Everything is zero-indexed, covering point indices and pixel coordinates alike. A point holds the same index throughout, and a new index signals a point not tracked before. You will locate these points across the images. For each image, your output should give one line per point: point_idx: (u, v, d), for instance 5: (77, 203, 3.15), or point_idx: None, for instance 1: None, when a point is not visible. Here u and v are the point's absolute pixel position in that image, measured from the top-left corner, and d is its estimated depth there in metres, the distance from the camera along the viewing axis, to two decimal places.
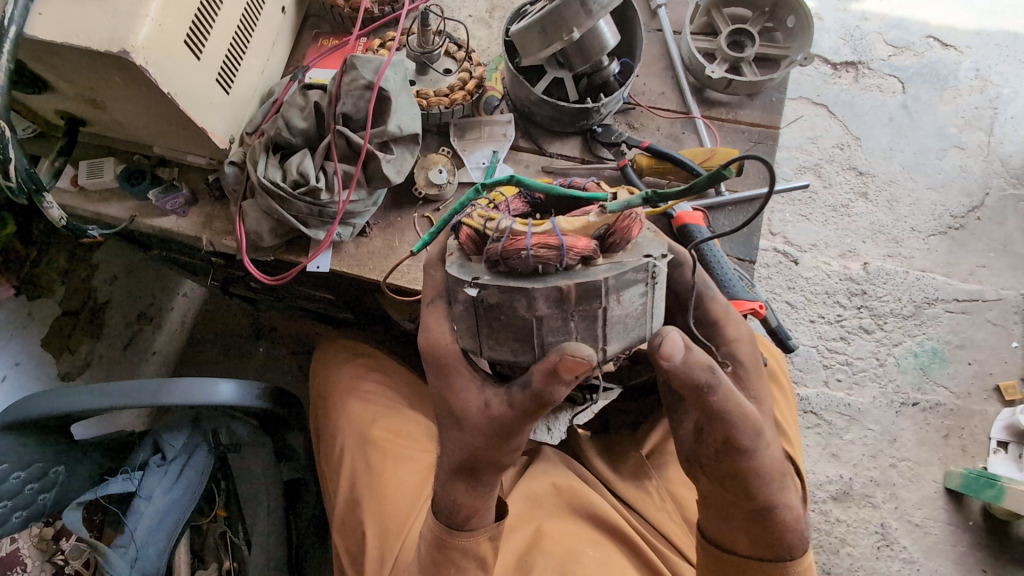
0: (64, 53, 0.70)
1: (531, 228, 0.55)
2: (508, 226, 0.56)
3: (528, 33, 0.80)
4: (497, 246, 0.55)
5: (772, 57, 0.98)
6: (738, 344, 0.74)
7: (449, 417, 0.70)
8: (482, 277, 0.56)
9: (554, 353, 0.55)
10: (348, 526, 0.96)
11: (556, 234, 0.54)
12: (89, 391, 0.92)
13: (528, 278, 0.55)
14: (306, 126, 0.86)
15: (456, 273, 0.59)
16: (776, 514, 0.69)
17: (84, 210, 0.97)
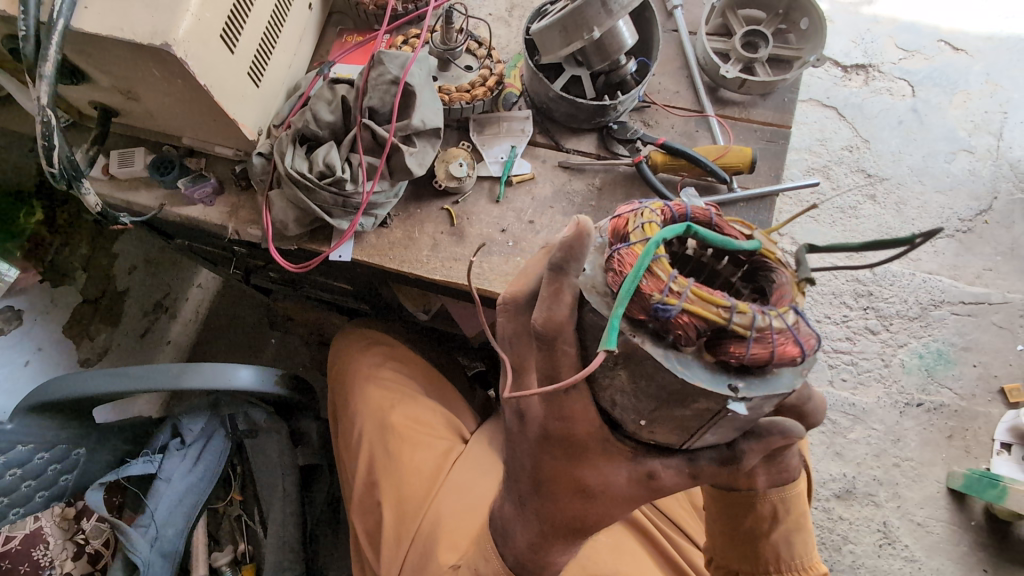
0: (106, 45, 0.73)
1: (785, 320, 0.51)
2: (767, 321, 0.49)
3: (549, 32, 0.83)
4: (770, 348, 0.49)
5: (786, 58, 1.00)
6: None
7: (566, 483, 0.68)
8: (739, 383, 0.50)
9: (780, 435, 0.66)
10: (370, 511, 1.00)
11: (806, 323, 0.52)
12: (108, 374, 0.94)
13: (781, 374, 0.52)
14: (333, 119, 0.88)
15: (706, 380, 0.49)
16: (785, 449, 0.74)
17: (114, 197, 1.00)
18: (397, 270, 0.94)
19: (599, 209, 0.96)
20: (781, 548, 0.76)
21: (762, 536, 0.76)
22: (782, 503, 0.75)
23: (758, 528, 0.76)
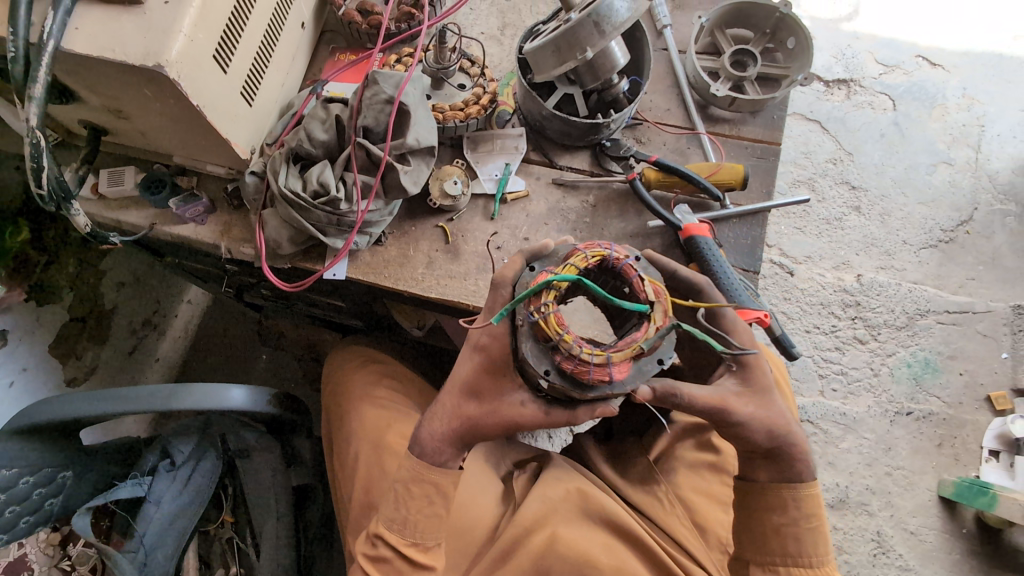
0: (97, 66, 0.72)
1: (605, 358, 0.65)
2: (585, 354, 0.64)
3: (542, 51, 0.83)
4: (575, 368, 0.65)
5: (773, 77, 1.02)
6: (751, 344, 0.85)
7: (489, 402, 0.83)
8: (550, 375, 0.67)
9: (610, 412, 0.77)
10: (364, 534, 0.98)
11: (622, 369, 0.65)
12: (96, 396, 0.93)
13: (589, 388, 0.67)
14: (327, 138, 0.88)
15: (529, 361, 0.68)
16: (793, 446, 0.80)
17: (104, 216, 0.99)
18: (392, 288, 0.93)
19: (593, 225, 0.97)
20: (791, 543, 0.79)
21: (773, 528, 0.81)
22: (793, 499, 0.80)
23: (773, 520, 0.81)
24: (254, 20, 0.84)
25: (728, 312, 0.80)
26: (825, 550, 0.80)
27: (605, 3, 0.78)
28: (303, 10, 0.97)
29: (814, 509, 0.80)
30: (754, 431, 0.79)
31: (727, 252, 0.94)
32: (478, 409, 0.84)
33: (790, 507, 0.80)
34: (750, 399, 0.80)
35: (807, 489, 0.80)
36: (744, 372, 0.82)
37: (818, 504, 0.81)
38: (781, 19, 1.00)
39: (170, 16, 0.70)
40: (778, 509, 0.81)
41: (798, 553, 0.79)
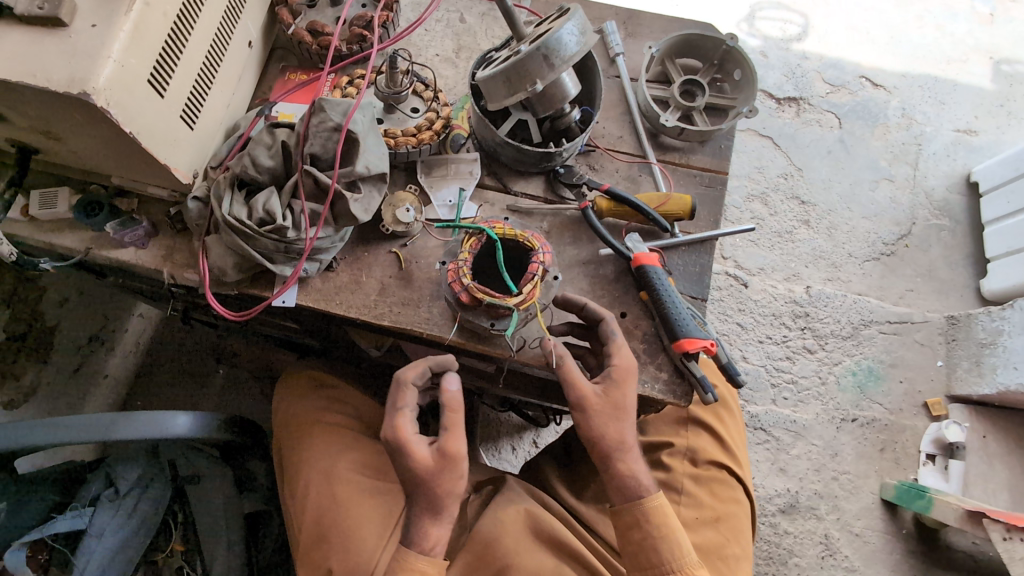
0: (16, 89, 0.68)
1: (465, 278, 0.85)
2: (460, 263, 0.86)
3: (493, 81, 0.83)
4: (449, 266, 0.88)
5: (721, 106, 1.05)
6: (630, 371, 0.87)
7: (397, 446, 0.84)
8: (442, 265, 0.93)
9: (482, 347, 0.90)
10: (315, 535, 0.98)
11: (462, 292, 0.85)
12: (36, 426, 0.91)
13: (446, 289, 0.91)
14: (274, 164, 0.85)
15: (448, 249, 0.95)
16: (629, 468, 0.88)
17: (35, 239, 0.92)
18: (344, 314, 0.91)
19: None
20: (650, 556, 0.87)
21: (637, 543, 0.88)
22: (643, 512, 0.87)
23: (635, 536, 0.88)
24: (194, 40, 0.80)
25: (615, 336, 0.87)
26: (681, 554, 0.86)
27: (554, 36, 0.79)
28: (250, 29, 0.94)
29: (661, 519, 0.87)
30: (596, 436, 0.85)
31: (676, 279, 0.96)
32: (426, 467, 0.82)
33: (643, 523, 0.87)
34: (603, 411, 0.85)
35: (651, 501, 0.88)
36: (614, 384, 0.85)
37: (665, 513, 0.88)
38: (728, 51, 1.03)
39: (99, 41, 0.66)
40: (637, 526, 0.88)
41: (657, 563, 0.86)
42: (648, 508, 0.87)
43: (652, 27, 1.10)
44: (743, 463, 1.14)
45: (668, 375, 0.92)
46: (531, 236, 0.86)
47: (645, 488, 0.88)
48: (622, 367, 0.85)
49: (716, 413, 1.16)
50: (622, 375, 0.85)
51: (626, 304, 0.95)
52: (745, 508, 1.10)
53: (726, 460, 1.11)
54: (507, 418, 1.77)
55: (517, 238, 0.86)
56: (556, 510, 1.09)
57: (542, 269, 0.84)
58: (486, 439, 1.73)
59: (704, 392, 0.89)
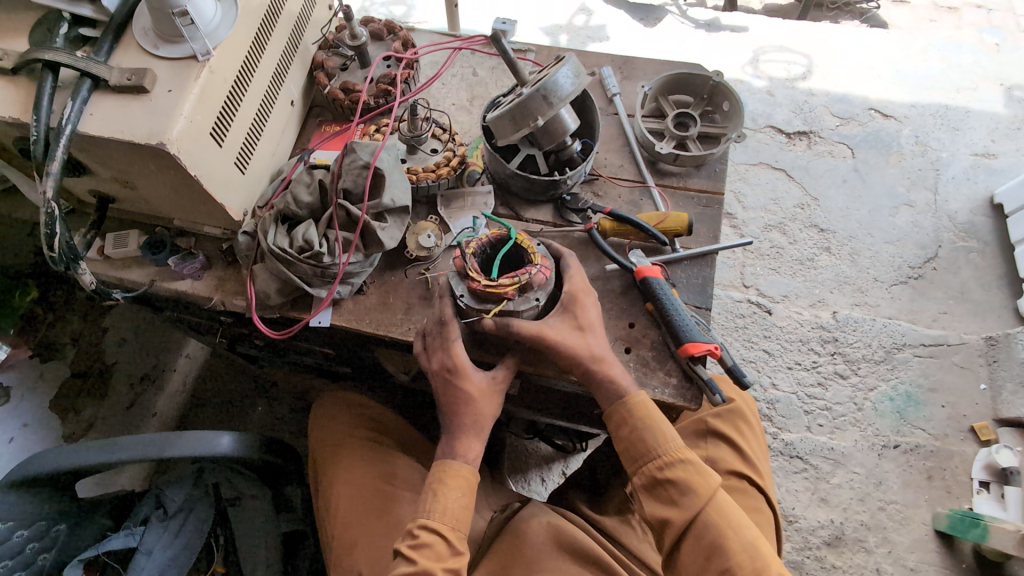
0: (106, 145, 0.82)
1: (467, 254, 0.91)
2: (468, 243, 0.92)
3: (501, 120, 0.94)
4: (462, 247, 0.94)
5: (714, 135, 1.13)
6: (584, 301, 0.93)
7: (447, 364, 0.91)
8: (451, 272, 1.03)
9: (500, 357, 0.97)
10: (347, 539, 1.03)
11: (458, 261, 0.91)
12: (100, 446, 1.02)
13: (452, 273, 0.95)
14: (312, 201, 0.97)
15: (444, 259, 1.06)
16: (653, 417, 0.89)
17: (107, 275, 1.05)
18: (374, 332, 1.00)
19: None
20: (637, 445, 0.89)
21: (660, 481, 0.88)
22: (670, 448, 0.88)
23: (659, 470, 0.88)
24: (248, 99, 0.94)
25: (570, 269, 0.95)
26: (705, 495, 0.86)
27: (551, 79, 0.90)
28: (293, 90, 1.09)
29: (681, 459, 0.88)
30: (567, 357, 0.89)
31: (681, 290, 1.02)
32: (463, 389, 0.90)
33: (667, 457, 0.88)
34: (563, 330, 0.90)
35: (671, 443, 0.88)
36: (567, 307, 0.92)
37: (691, 454, 0.89)
38: (715, 86, 1.13)
39: (174, 102, 0.81)
40: (620, 424, 0.90)
41: (644, 452, 0.89)
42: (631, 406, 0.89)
43: (645, 70, 1.22)
44: (764, 475, 1.12)
45: (678, 380, 0.96)
46: (538, 253, 0.93)
47: (619, 387, 0.90)
48: (571, 289, 0.93)
49: (734, 424, 1.15)
50: (575, 295, 0.93)
51: (633, 315, 1.01)
52: (768, 518, 1.07)
53: (746, 470, 1.10)
54: (536, 448, 1.80)
55: (525, 248, 0.93)
56: (580, 524, 1.10)
57: (529, 279, 0.89)
58: (515, 470, 1.75)
59: (712, 394, 0.94)
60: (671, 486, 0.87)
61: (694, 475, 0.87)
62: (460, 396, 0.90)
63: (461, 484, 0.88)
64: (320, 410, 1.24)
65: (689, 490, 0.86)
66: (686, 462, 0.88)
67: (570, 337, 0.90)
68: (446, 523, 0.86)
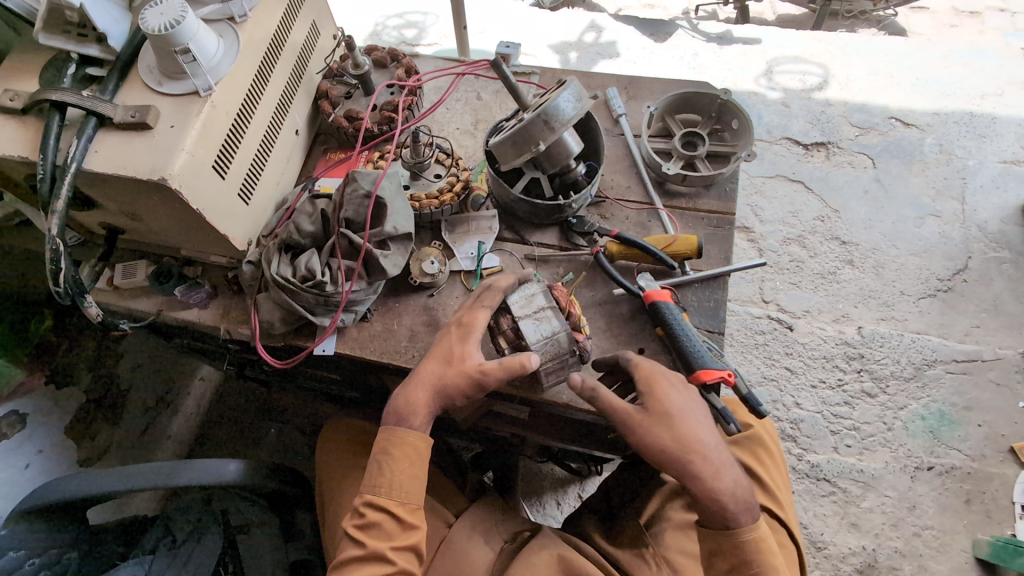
0: (111, 181, 0.83)
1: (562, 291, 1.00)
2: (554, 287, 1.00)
3: (503, 145, 0.93)
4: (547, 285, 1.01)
5: (723, 154, 1.11)
6: (672, 398, 0.87)
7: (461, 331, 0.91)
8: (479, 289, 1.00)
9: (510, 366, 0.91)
10: None
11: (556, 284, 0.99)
12: (108, 475, 1.02)
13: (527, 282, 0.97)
14: (314, 229, 0.96)
15: (448, 288, 1.04)
16: (765, 564, 0.83)
17: (115, 305, 1.05)
18: (378, 360, 0.99)
19: None
20: None
21: None
22: None
23: None
24: (251, 131, 0.95)
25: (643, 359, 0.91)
26: None
27: (552, 104, 0.89)
28: (297, 119, 1.09)
29: None
30: (652, 451, 0.86)
31: (692, 315, 0.99)
32: (455, 348, 0.90)
33: None
34: (646, 421, 0.86)
35: None
36: (649, 393, 0.87)
37: None
38: (723, 104, 1.10)
39: (175, 137, 0.82)
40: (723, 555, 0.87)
41: None
42: (749, 542, 0.84)
43: (651, 89, 1.20)
44: (787, 507, 1.05)
45: None
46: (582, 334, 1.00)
47: (730, 516, 0.85)
48: (648, 376, 0.88)
49: (754, 452, 1.09)
50: (653, 384, 0.87)
51: (642, 340, 0.98)
52: (791, 554, 1.00)
53: (767, 502, 1.04)
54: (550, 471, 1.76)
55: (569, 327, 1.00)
56: (592, 556, 1.06)
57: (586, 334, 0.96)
58: (529, 494, 1.71)
59: (726, 423, 0.92)
60: None
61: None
62: (445, 356, 0.90)
63: (410, 453, 0.87)
64: (324, 439, 1.22)
65: None
66: None
67: (652, 429, 0.86)
68: (394, 497, 0.85)
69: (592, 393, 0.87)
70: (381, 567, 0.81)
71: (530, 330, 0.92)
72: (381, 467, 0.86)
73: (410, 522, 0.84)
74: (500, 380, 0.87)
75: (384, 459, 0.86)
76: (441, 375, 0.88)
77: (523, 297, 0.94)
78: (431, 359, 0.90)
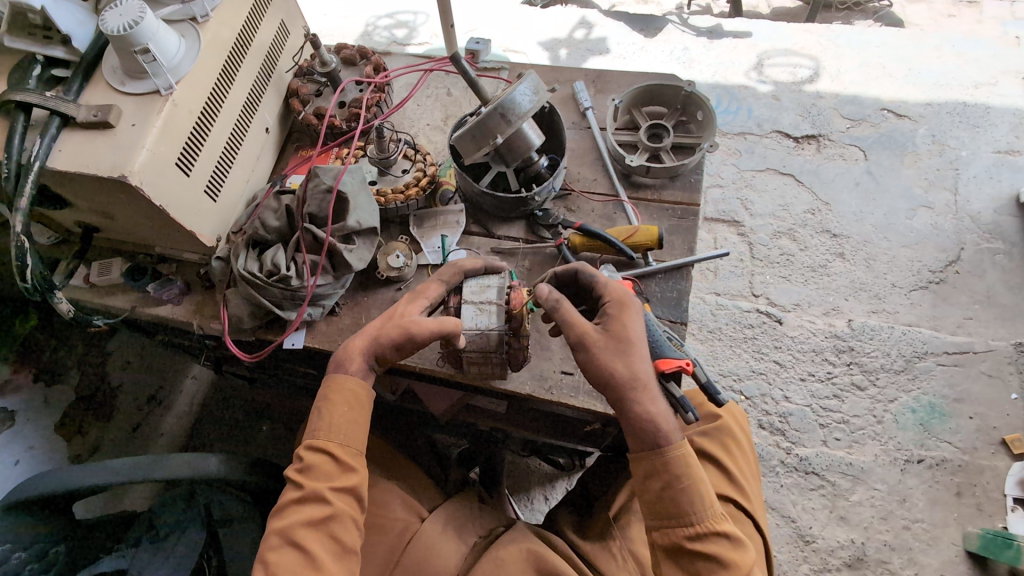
0: (76, 179, 0.85)
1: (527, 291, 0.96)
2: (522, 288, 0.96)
3: (463, 139, 0.94)
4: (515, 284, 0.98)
5: (689, 145, 1.11)
6: (632, 322, 0.89)
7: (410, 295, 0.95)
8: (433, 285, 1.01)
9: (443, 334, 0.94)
10: None
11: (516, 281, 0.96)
12: (88, 468, 1.03)
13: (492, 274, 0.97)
14: (280, 225, 0.99)
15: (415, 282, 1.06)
16: (690, 482, 0.82)
17: (92, 302, 1.08)
18: None
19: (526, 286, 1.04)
20: (673, 503, 0.82)
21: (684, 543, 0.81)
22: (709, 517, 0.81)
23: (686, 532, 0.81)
24: (216, 128, 0.97)
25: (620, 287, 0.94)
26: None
27: (508, 96, 0.90)
28: (267, 117, 1.11)
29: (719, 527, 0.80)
30: (602, 373, 0.86)
31: (654, 305, 1.00)
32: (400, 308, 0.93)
33: (702, 524, 0.81)
34: (606, 344, 0.87)
35: (711, 511, 0.81)
36: (615, 316, 0.89)
37: (723, 526, 0.81)
38: (688, 96, 1.11)
39: (136, 135, 0.84)
40: (658, 475, 0.84)
41: (680, 514, 0.82)
42: (676, 458, 0.84)
43: (619, 82, 1.20)
44: (754, 500, 1.06)
45: None
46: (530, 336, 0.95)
47: (665, 434, 0.85)
48: (617, 301, 0.90)
49: (722, 444, 1.09)
50: (620, 310, 0.89)
51: None
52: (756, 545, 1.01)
53: (733, 494, 1.04)
54: (538, 466, 1.77)
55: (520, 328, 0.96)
56: (563, 547, 1.07)
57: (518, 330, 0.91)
58: (518, 490, 1.72)
59: (685, 412, 0.91)
60: (699, 558, 0.80)
61: (728, 548, 0.80)
62: (389, 316, 0.93)
63: (350, 398, 0.90)
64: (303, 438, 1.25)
65: (719, 565, 0.78)
66: (722, 535, 0.81)
67: (606, 347, 0.87)
68: (333, 439, 0.87)
69: (553, 304, 0.89)
70: (318, 507, 0.83)
71: (469, 316, 0.92)
72: (321, 413, 0.89)
73: (347, 465, 0.87)
74: (430, 336, 0.88)
75: (322, 405, 0.89)
76: (379, 329, 0.92)
77: (478, 287, 0.94)
78: (378, 320, 0.94)
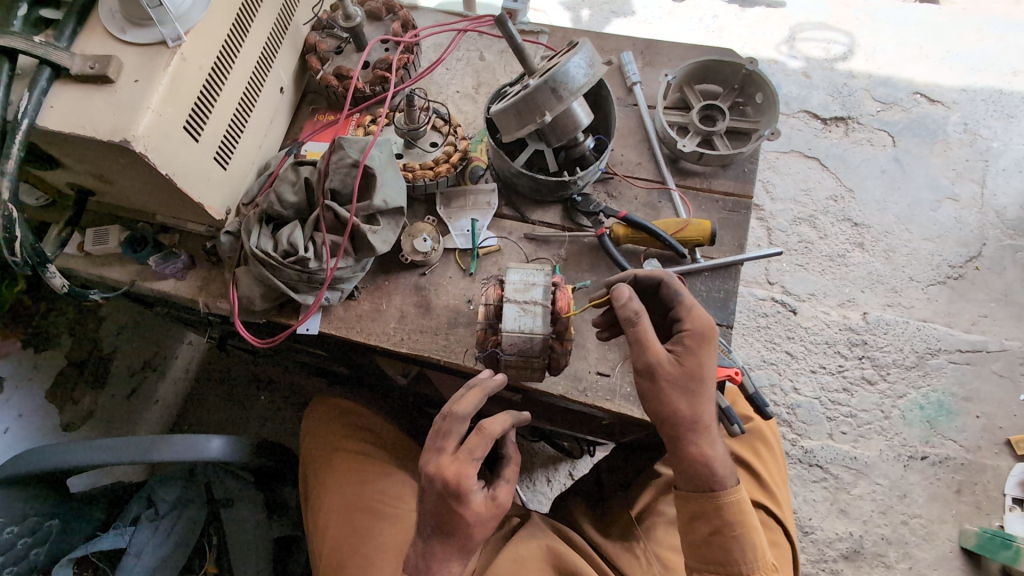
0: (70, 140, 0.75)
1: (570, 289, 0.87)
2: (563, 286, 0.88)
3: (506, 113, 0.84)
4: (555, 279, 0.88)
5: (743, 130, 1.02)
6: (708, 357, 0.78)
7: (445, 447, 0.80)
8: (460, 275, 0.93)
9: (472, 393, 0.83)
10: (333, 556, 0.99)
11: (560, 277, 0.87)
12: (85, 447, 0.93)
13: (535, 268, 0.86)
14: (297, 200, 0.90)
15: (440, 266, 0.98)
16: (746, 533, 0.76)
17: (89, 273, 0.99)
18: (364, 342, 0.93)
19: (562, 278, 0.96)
20: (721, 551, 0.76)
21: None
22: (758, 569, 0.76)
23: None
24: (229, 87, 0.86)
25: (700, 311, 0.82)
26: None
27: (561, 69, 0.80)
28: (282, 75, 1.00)
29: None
30: (666, 408, 0.77)
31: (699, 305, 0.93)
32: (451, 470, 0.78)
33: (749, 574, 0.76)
34: (677, 377, 0.77)
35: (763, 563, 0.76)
36: (694, 347, 0.78)
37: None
38: (748, 75, 1.01)
39: (140, 93, 0.74)
40: (707, 518, 0.78)
41: (725, 561, 0.76)
42: (727, 504, 0.76)
43: (669, 56, 1.10)
44: (783, 504, 1.03)
45: None
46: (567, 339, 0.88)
47: (719, 480, 0.77)
48: (699, 330, 0.79)
49: (753, 446, 1.06)
50: (699, 342, 0.78)
51: None
52: (785, 551, 0.98)
53: (763, 499, 1.01)
54: (542, 449, 1.73)
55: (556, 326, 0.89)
56: (579, 544, 1.04)
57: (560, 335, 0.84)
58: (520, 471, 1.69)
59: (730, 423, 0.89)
60: None
61: None
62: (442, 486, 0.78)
63: None
64: (309, 420, 1.18)
65: None
66: None
67: (679, 381, 0.77)
68: None
69: (633, 317, 0.77)
70: None
71: (510, 315, 0.81)
72: None
73: None
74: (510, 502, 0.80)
75: None
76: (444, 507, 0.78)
77: (521, 284, 0.83)
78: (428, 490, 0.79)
